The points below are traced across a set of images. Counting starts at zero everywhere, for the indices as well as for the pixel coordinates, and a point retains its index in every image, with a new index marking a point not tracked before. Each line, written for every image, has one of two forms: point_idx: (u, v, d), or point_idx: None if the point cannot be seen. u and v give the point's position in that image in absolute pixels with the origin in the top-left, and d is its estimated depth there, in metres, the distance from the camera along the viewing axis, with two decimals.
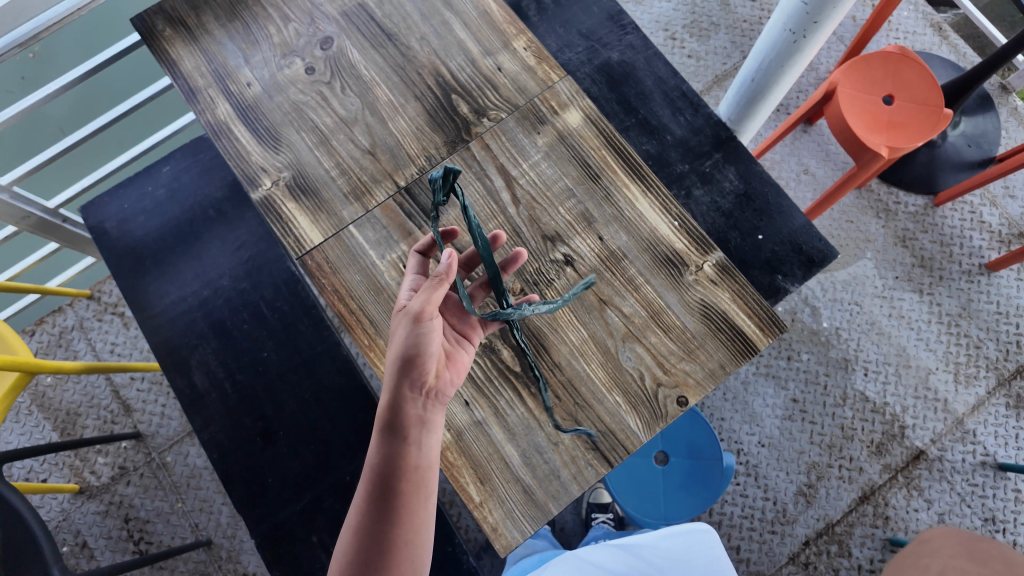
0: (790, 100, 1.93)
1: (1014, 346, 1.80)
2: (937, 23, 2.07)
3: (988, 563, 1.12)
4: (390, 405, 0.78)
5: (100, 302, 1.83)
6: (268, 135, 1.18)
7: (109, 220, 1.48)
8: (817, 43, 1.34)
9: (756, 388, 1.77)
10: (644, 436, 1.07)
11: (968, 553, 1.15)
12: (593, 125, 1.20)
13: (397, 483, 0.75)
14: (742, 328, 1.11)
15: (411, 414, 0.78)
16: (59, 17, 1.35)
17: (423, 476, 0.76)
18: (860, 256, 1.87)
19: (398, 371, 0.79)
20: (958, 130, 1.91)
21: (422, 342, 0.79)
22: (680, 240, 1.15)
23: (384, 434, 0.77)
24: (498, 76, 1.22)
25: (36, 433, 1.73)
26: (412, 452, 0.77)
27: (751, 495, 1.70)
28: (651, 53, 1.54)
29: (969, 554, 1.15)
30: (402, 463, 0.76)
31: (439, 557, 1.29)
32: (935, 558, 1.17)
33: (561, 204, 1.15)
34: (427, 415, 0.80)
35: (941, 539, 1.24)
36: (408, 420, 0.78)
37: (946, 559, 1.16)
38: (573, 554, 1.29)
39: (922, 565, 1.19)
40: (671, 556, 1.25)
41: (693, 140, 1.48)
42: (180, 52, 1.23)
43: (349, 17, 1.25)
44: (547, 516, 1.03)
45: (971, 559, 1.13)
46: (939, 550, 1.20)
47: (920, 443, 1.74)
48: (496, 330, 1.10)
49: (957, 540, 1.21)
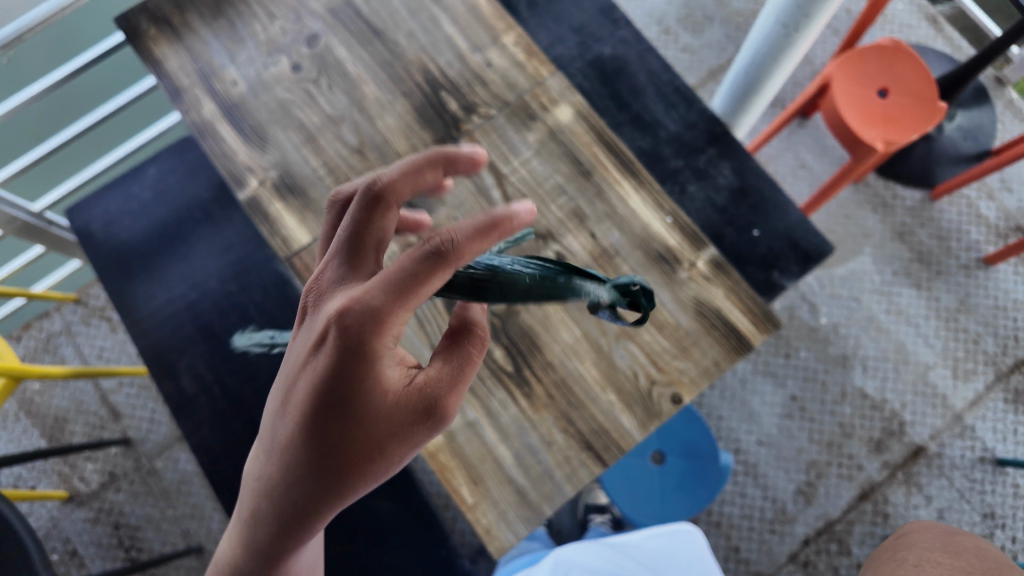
0: (786, 94, 1.92)
1: (1012, 341, 1.78)
2: (932, 15, 2.06)
3: (964, 553, 1.02)
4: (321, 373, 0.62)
5: (88, 306, 1.82)
6: (254, 134, 1.16)
7: (95, 222, 1.45)
8: (810, 37, 1.32)
9: (754, 386, 1.76)
10: (637, 435, 1.04)
11: (942, 545, 1.05)
12: (584, 120, 1.18)
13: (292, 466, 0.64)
14: (737, 325, 1.09)
15: (329, 425, 0.62)
16: (43, 18, 1.32)
17: (315, 486, 0.64)
18: (858, 251, 1.85)
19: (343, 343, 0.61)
20: (955, 122, 1.87)
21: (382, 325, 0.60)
22: (673, 237, 1.13)
23: (303, 410, 0.63)
24: (488, 72, 1.20)
25: (24, 440, 1.71)
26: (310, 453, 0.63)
27: (750, 495, 1.69)
28: (644, 47, 1.51)
29: (944, 547, 1.05)
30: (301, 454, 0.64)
31: (433, 560, 1.28)
32: (912, 550, 1.06)
33: (552, 201, 1.14)
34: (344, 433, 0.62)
35: (919, 531, 1.15)
36: (324, 428, 0.63)
37: (923, 551, 1.04)
38: (552, 555, 1.24)
39: (899, 557, 1.06)
40: (655, 555, 1.26)
41: (687, 135, 1.45)
42: (165, 51, 1.21)
43: (335, 14, 1.22)
44: (541, 517, 1.02)
45: (945, 550, 1.02)
46: (916, 543, 1.09)
47: (919, 439, 1.72)
48: (488, 329, 1.08)
49: (934, 533, 1.12)
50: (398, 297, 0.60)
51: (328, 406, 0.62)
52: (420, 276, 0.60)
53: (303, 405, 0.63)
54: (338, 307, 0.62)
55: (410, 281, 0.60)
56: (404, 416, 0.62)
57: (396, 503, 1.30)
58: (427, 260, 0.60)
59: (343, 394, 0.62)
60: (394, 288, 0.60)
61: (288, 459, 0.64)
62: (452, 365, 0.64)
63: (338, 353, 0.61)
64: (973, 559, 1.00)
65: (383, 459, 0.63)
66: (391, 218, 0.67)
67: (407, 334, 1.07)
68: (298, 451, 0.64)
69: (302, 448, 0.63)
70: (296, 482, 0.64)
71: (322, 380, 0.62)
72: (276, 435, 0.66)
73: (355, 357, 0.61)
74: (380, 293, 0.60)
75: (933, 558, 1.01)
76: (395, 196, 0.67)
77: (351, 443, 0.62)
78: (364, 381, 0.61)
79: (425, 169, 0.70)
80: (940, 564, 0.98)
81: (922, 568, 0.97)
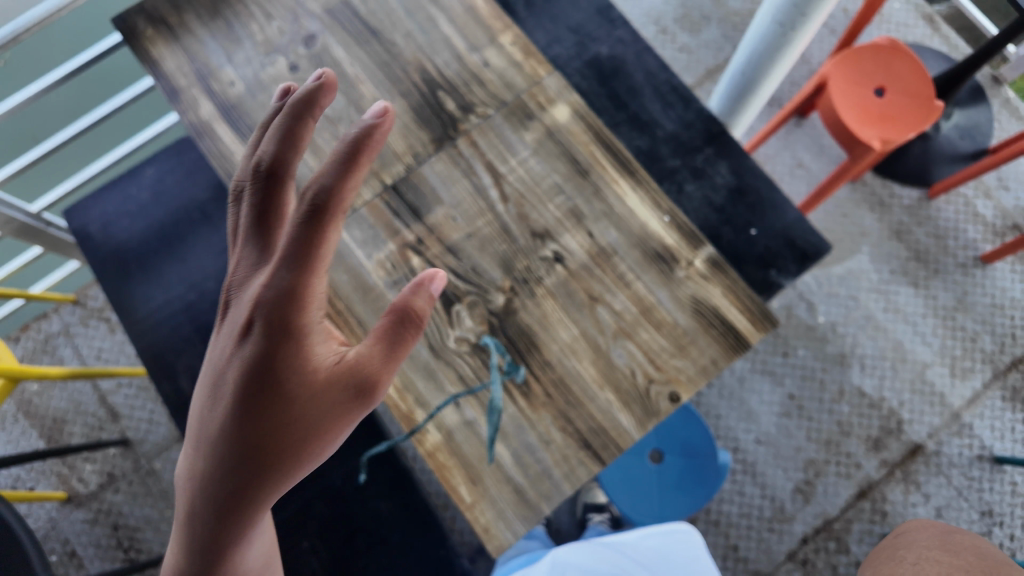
0: (783, 94, 1.93)
1: (1010, 339, 1.79)
2: (929, 14, 2.07)
3: (963, 551, 1.02)
4: (252, 349, 0.67)
5: (87, 308, 1.82)
6: (252, 134, 1.16)
7: (92, 223, 1.45)
8: (807, 35, 1.32)
9: (752, 385, 1.76)
10: (635, 434, 1.05)
11: (940, 544, 1.05)
12: (582, 120, 1.18)
13: (229, 453, 0.66)
14: (734, 324, 1.09)
15: (261, 403, 0.67)
16: (39, 19, 1.32)
17: (251, 462, 0.66)
18: (856, 250, 1.85)
19: (267, 316, 0.68)
20: (951, 121, 1.86)
21: (299, 294, 0.68)
22: (670, 236, 1.13)
23: (232, 389, 0.67)
24: (485, 72, 1.20)
25: (22, 441, 1.71)
26: (244, 433, 0.66)
27: (748, 493, 1.69)
28: (641, 46, 1.52)
29: (942, 546, 1.05)
30: (238, 435, 0.66)
31: (432, 560, 1.27)
32: (910, 550, 1.06)
33: (550, 200, 1.14)
34: (279, 408, 0.67)
35: (918, 531, 1.15)
36: (257, 407, 0.67)
37: (921, 551, 1.04)
38: (549, 555, 1.25)
39: (897, 557, 1.07)
40: (649, 553, 1.26)
41: (685, 135, 1.46)
42: (162, 52, 1.21)
43: (333, 14, 1.22)
44: (539, 516, 1.02)
45: (943, 549, 1.03)
46: (914, 544, 1.10)
47: (917, 437, 1.72)
48: (485, 328, 1.08)
49: (930, 534, 1.12)
50: (297, 268, 0.68)
51: (254, 380, 0.67)
52: (308, 234, 0.68)
53: (224, 394, 0.67)
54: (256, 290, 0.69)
55: (302, 247, 0.68)
56: (334, 388, 0.69)
57: (394, 503, 1.30)
58: (314, 219, 0.68)
59: (269, 368, 0.67)
60: (304, 254, 0.68)
61: (216, 452, 0.66)
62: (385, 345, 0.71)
63: (256, 327, 0.68)
64: (972, 556, 1.00)
65: (320, 431, 0.68)
66: (286, 195, 0.75)
67: None
68: (226, 439, 0.66)
69: (234, 431, 0.66)
70: (230, 471, 0.66)
71: (251, 357, 0.67)
72: (204, 430, 0.68)
73: (281, 328, 0.67)
74: (283, 262, 0.68)
75: (931, 557, 1.01)
76: (284, 170, 0.75)
77: (285, 417, 0.67)
78: (292, 350, 0.68)
79: (301, 120, 0.76)
80: (938, 562, 0.98)
81: (920, 566, 0.98)
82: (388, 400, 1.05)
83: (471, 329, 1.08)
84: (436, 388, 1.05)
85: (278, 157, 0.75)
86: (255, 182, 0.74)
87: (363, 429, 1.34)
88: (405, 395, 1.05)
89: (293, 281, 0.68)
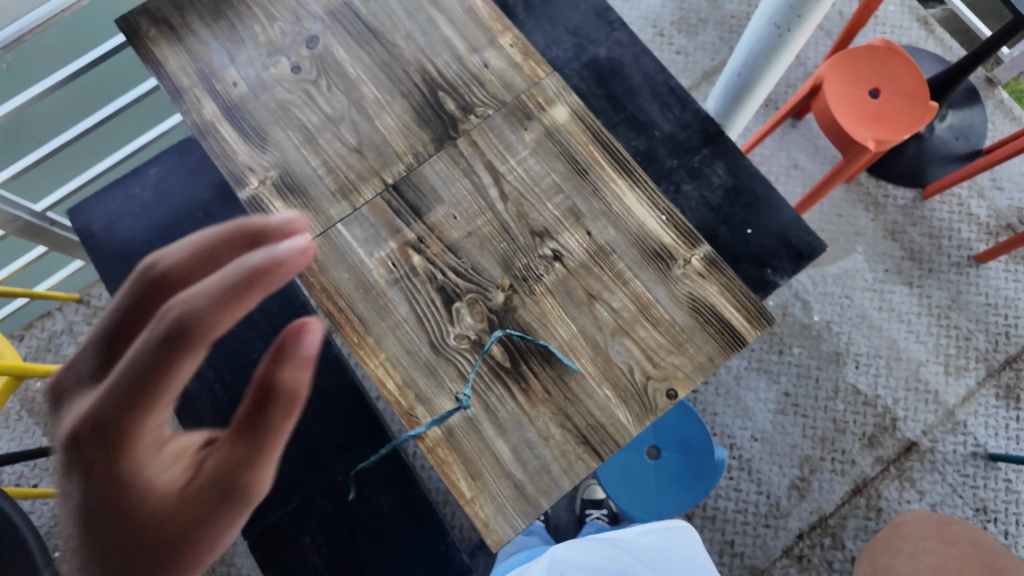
0: (779, 95, 1.95)
1: (1004, 337, 1.81)
2: (923, 16, 2.09)
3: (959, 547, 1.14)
4: (75, 492, 0.48)
5: (90, 306, 1.83)
6: (255, 134, 1.18)
7: (96, 222, 1.47)
8: (803, 36, 1.33)
9: (748, 382, 1.78)
10: (633, 430, 1.06)
11: (937, 534, 1.17)
12: (580, 120, 1.20)
13: None
14: (730, 321, 1.11)
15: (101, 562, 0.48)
16: (42, 20, 1.33)
17: None
18: (851, 249, 1.87)
19: (90, 449, 0.47)
20: (945, 122, 1.90)
21: (136, 422, 0.46)
22: (667, 235, 1.15)
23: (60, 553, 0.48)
24: (485, 73, 1.22)
25: (26, 439, 1.73)
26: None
27: (745, 490, 1.71)
28: (638, 49, 1.54)
29: (939, 537, 1.16)
30: None
31: (433, 555, 1.29)
32: (911, 543, 1.17)
33: (549, 199, 1.16)
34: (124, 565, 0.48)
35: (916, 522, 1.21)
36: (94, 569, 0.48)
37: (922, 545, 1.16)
38: (549, 554, 1.26)
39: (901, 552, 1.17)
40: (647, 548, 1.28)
41: (682, 135, 1.48)
42: (165, 52, 1.22)
43: (334, 16, 1.24)
44: (538, 511, 1.03)
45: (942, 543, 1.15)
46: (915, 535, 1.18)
47: (912, 435, 1.74)
48: (485, 326, 1.10)
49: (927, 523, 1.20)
50: (135, 404, 0.45)
51: (93, 522, 0.48)
52: (160, 371, 0.45)
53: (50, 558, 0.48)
54: (73, 424, 0.47)
55: (148, 378, 0.45)
56: (199, 507, 0.49)
57: (395, 498, 1.32)
58: (164, 346, 0.44)
59: (103, 514, 0.48)
60: (143, 384, 0.45)
61: None
62: (254, 443, 0.49)
63: (84, 462, 0.47)
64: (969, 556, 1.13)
65: (179, 557, 0.49)
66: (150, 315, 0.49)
67: (406, 331, 1.09)
68: None
69: None
70: None
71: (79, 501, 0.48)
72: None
73: (113, 467, 0.47)
74: (112, 397, 0.46)
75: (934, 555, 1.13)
76: (171, 278, 0.50)
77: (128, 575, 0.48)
78: (132, 492, 0.48)
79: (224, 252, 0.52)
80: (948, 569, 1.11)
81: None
82: (390, 397, 1.07)
83: (471, 326, 1.10)
84: (436, 384, 1.07)
85: (177, 265, 0.50)
86: (127, 291, 0.50)
87: (365, 425, 1.35)
88: (407, 392, 1.06)
89: (133, 417, 0.46)
